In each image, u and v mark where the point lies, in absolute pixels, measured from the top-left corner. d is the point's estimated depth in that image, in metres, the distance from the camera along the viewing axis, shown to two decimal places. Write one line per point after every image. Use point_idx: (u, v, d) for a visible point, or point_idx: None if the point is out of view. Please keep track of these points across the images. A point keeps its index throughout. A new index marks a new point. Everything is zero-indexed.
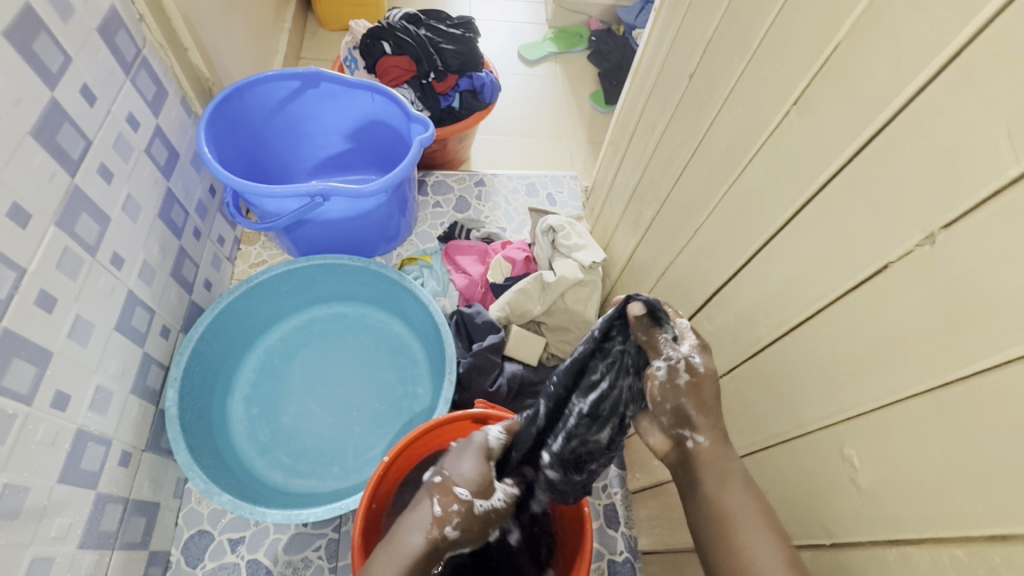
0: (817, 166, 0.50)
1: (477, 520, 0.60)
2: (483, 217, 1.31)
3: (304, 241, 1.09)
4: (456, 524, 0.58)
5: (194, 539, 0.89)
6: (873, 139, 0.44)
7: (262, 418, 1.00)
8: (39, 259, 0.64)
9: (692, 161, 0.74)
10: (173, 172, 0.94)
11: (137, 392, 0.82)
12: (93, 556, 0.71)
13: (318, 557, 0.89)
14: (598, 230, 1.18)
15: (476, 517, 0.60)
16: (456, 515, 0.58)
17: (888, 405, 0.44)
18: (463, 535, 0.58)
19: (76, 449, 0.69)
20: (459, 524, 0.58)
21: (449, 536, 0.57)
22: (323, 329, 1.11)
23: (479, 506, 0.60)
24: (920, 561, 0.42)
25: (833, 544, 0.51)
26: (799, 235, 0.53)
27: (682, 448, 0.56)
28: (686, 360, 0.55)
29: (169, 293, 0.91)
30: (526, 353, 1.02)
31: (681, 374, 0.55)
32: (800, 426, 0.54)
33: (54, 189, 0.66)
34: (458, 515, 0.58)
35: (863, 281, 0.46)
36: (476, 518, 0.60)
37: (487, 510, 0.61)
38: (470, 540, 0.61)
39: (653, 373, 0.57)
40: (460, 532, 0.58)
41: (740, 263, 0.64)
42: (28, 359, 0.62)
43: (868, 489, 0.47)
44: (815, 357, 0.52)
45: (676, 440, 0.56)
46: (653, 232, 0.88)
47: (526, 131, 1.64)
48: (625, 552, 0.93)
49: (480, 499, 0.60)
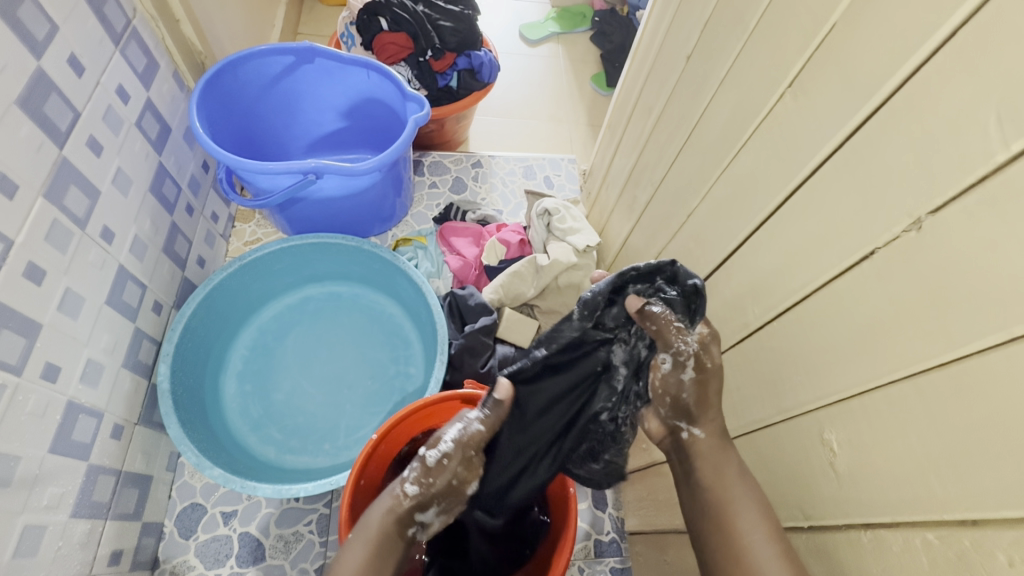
0: (810, 151, 0.50)
1: (431, 475, 0.59)
2: (479, 198, 1.30)
3: (297, 219, 1.09)
4: (414, 479, 0.59)
5: (187, 511, 0.91)
6: (865, 124, 0.44)
7: (255, 395, 1.01)
8: (27, 230, 0.63)
9: (687, 145, 0.74)
10: (165, 147, 0.93)
11: (129, 366, 0.82)
12: (85, 526, 0.72)
13: (309, 531, 0.91)
14: (595, 214, 1.17)
15: (438, 473, 0.59)
16: (413, 470, 0.60)
17: (869, 391, 0.44)
18: (423, 488, 0.58)
19: (68, 420, 0.69)
20: (416, 478, 0.59)
21: (407, 489, 0.58)
22: (317, 308, 1.11)
23: (427, 458, 0.60)
24: (894, 544, 0.43)
25: (810, 527, 0.52)
26: (790, 220, 0.53)
27: (675, 436, 0.57)
28: (695, 357, 0.55)
29: (161, 269, 0.91)
30: (519, 336, 1.02)
31: (687, 369, 0.55)
32: (783, 410, 0.55)
33: (41, 160, 0.66)
34: (415, 471, 0.59)
35: (850, 267, 0.46)
36: (432, 471, 0.59)
37: (442, 460, 0.59)
38: (437, 502, 0.59)
39: (658, 364, 0.57)
40: (417, 485, 0.58)
41: (731, 249, 0.64)
42: (17, 331, 0.62)
43: (846, 474, 0.47)
44: (801, 342, 0.52)
45: (670, 428, 0.58)
46: (648, 216, 0.87)
47: (525, 113, 1.62)
48: (612, 533, 0.95)
49: (434, 452, 0.60)
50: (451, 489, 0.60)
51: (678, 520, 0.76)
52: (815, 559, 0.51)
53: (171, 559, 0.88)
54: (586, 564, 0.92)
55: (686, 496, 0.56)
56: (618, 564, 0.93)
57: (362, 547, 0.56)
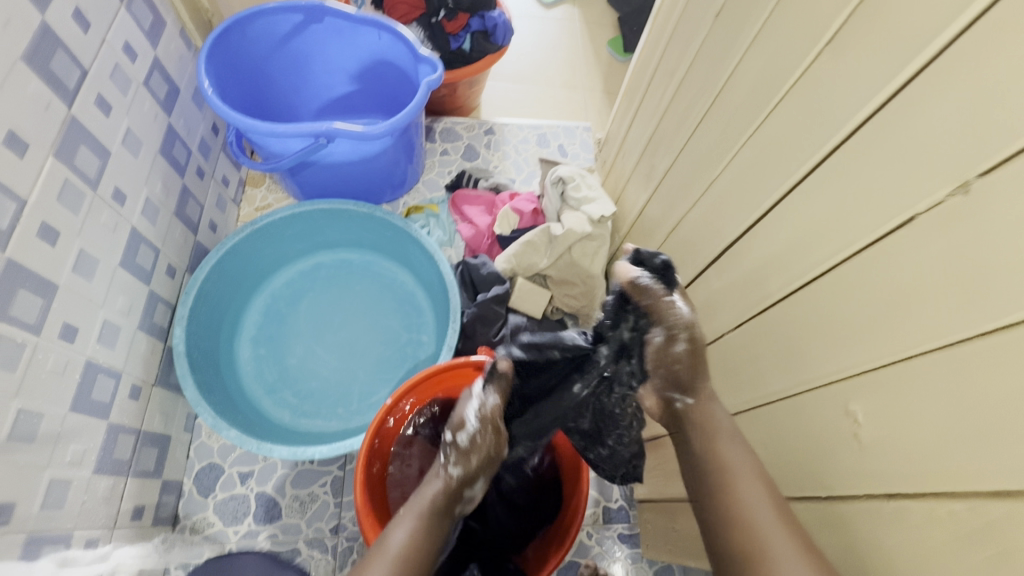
0: (848, 111, 0.47)
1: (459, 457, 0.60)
2: (491, 166, 1.28)
3: (308, 184, 1.07)
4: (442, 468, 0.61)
5: (206, 471, 0.94)
6: (912, 80, 0.40)
7: (269, 359, 1.02)
8: (40, 190, 0.63)
9: (711, 109, 0.71)
10: (174, 108, 0.91)
11: (145, 329, 0.83)
12: (108, 482, 0.74)
13: (324, 492, 0.94)
14: (610, 183, 1.15)
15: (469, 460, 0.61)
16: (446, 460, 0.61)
17: (897, 362, 0.43)
18: (466, 465, 0.60)
19: (87, 380, 0.70)
20: (456, 460, 0.61)
21: (450, 470, 0.60)
22: (329, 275, 1.11)
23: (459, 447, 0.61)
24: (917, 514, 0.42)
25: (830, 497, 0.51)
26: (820, 187, 0.51)
27: (671, 407, 0.60)
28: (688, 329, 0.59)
29: (173, 233, 0.91)
30: (531, 306, 1.02)
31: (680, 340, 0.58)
32: (804, 381, 0.54)
33: (50, 118, 0.64)
34: (452, 452, 0.61)
35: (884, 236, 0.44)
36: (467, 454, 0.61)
37: (475, 438, 0.61)
38: (479, 475, 0.61)
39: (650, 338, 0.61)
40: (460, 465, 0.60)
41: (755, 217, 0.61)
42: (35, 291, 0.62)
43: (870, 445, 0.47)
44: (828, 313, 0.50)
45: (666, 401, 0.61)
46: (666, 185, 0.85)
47: (539, 78, 1.57)
48: (620, 500, 0.97)
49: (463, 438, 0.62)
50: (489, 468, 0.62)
51: None
52: (831, 528, 0.51)
53: (191, 516, 0.91)
54: (593, 530, 0.95)
55: (685, 463, 0.57)
56: (625, 530, 0.95)
57: (408, 527, 0.56)
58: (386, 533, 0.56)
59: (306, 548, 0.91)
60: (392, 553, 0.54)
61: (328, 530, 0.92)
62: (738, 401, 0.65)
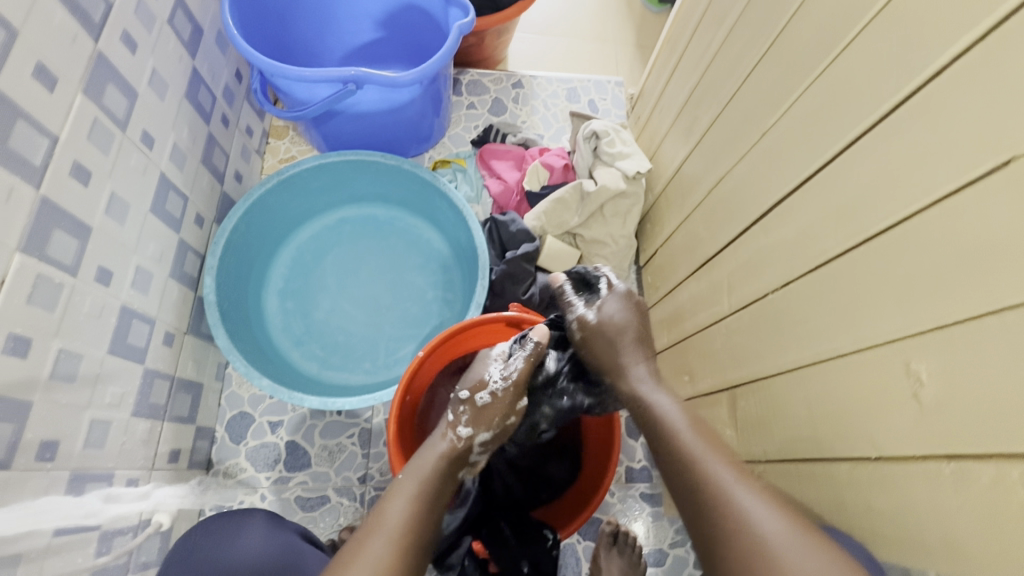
0: (938, 47, 0.42)
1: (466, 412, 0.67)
2: (519, 121, 1.23)
3: (333, 135, 1.04)
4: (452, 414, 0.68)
5: (237, 419, 0.96)
6: (1017, 10, 0.36)
7: (296, 313, 1.02)
8: (70, 128, 0.61)
9: (768, 55, 0.66)
10: (198, 50, 0.88)
11: (176, 277, 0.83)
12: (145, 425, 0.75)
13: (352, 443, 0.96)
14: (644, 140, 1.10)
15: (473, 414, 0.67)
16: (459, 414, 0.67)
17: (973, 319, 0.40)
18: (476, 429, 0.66)
19: (123, 324, 0.71)
20: (467, 421, 0.66)
21: (461, 433, 0.65)
22: (354, 230, 1.09)
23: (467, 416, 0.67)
24: (981, 477, 0.40)
25: (879, 459, 0.49)
26: (895, 131, 0.47)
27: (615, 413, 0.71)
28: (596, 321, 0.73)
29: (200, 181, 0.89)
30: (559, 265, 1.00)
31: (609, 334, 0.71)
32: (859, 340, 0.51)
33: (77, 53, 0.62)
34: (466, 416, 0.67)
35: (964, 187, 0.40)
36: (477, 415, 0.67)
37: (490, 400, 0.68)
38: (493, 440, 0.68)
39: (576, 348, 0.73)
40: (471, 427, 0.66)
41: (813, 170, 0.58)
42: (70, 232, 0.61)
43: (932, 405, 0.44)
44: (893, 269, 0.47)
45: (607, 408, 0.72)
46: (709, 138, 0.81)
47: (569, 30, 1.49)
48: (643, 461, 0.99)
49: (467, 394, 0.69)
50: (505, 427, 0.69)
51: None
52: (879, 490, 0.50)
53: (224, 461, 0.93)
54: (618, 489, 0.97)
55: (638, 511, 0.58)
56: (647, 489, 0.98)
57: (404, 499, 0.56)
58: (382, 507, 0.56)
59: (335, 496, 0.93)
60: (391, 527, 0.53)
61: (356, 480, 0.94)
62: (775, 363, 0.63)
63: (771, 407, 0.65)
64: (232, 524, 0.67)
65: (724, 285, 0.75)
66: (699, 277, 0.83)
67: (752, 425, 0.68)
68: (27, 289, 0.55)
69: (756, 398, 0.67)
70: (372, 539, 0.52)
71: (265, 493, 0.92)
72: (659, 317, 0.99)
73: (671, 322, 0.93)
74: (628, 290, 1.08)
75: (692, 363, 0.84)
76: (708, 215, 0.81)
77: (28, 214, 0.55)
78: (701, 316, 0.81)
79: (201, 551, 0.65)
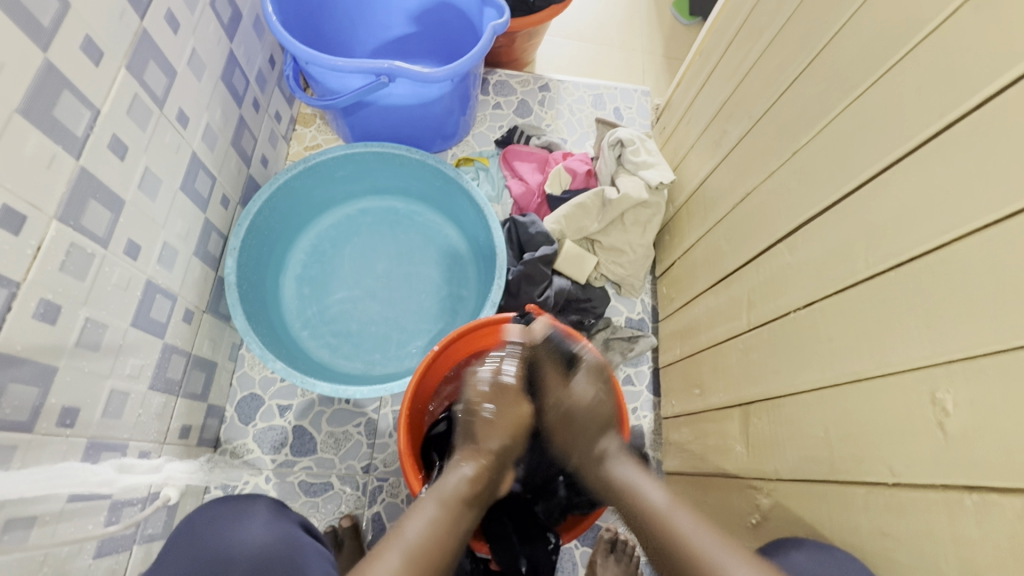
0: (994, 71, 0.42)
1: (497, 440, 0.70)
2: (544, 124, 1.24)
3: (360, 125, 1.05)
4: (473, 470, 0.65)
5: (247, 400, 0.97)
6: None
7: (312, 300, 1.03)
8: (111, 102, 0.62)
9: (808, 72, 0.66)
10: (236, 34, 0.88)
11: (199, 256, 0.84)
12: (161, 399, 0.76)
13: (358, 433, 0.97)
14: (668, 151, 1.11)
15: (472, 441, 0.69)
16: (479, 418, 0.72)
17: (1008, 349, 0.40)
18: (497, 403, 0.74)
19: (147, 299, 0.72)
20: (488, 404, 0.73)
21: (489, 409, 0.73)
22: (374, 222, 1.10)
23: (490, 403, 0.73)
24: (1004, 510, 0.39)
25: (895, 484, 0.49)
26: (935, 158, 0.47)
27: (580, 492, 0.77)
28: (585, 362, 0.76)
29: (229, 162, 0.90)
30: (576, 270, 1.00)
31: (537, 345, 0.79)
32: (884, 365, 0.51)
33: (124, 28, 0.63)
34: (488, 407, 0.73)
35: (1015, 212, 0.40)
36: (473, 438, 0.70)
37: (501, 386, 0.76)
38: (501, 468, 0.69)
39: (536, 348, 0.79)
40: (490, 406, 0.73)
41: (847, 190, 0.58)
42: (104, 203, 0.62)
43: (956, 435, 0.44)
44: (925, 296, 0.47)
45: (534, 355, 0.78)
46: (737, 155, 0.81)
47: (598, 37, 1.50)
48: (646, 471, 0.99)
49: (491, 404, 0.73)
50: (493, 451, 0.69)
51: (728, 465, 0.76)
52: (895, 517, 0.49)
53: (231, 441, 0.94)
54: None
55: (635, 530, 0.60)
56: None
57: (423, 518, 0.57)
58: (402, 524, 0.57)
59: (339, 483, 0.94)
60: (407, 543, 0.54)
61: (360, 469, 0.95)
62: (793, 381, 0.64)
63: (786, 424, 0.64)
64: (234, 510, 0.65)
65: (745, 300, 0.75)
66: (719, 291, 0.84)
67: (767, 441, 0.68)
68: (60, 258, 0.56)
69: (771, 415, 0.68)
70: (389, 551, 0.53)
71: (270, 476, 0.93)
72: (673, 328, 0.99)
73: (686, 334, 0.93)
74: (643, 299, 1.08)
75: (707, 375, 0.85)
76: (733, 230, 0.81)
77: (65, 182, 0.56)
78: (720, 330, 0.82)
79: (196, 533, 0.62)
